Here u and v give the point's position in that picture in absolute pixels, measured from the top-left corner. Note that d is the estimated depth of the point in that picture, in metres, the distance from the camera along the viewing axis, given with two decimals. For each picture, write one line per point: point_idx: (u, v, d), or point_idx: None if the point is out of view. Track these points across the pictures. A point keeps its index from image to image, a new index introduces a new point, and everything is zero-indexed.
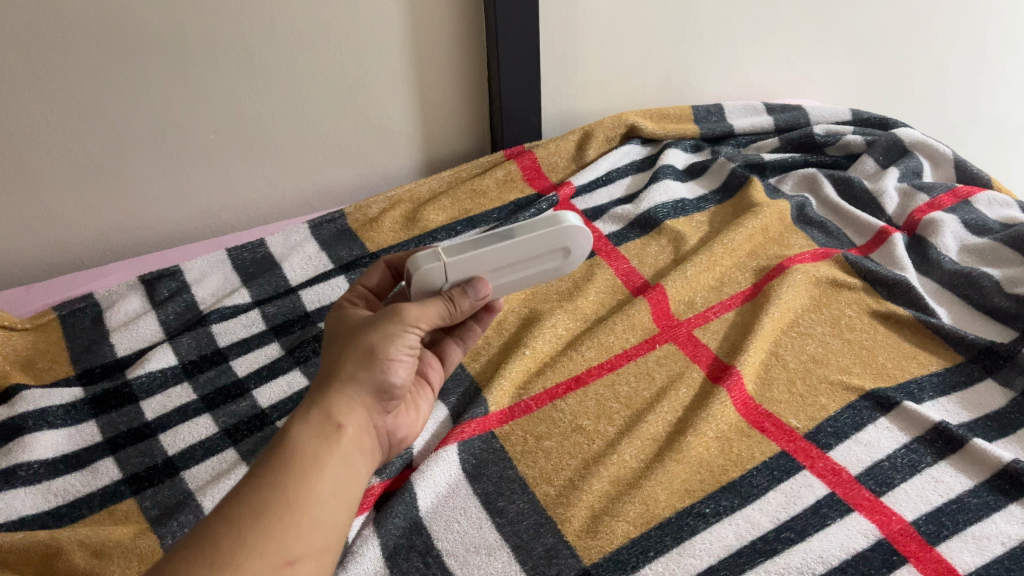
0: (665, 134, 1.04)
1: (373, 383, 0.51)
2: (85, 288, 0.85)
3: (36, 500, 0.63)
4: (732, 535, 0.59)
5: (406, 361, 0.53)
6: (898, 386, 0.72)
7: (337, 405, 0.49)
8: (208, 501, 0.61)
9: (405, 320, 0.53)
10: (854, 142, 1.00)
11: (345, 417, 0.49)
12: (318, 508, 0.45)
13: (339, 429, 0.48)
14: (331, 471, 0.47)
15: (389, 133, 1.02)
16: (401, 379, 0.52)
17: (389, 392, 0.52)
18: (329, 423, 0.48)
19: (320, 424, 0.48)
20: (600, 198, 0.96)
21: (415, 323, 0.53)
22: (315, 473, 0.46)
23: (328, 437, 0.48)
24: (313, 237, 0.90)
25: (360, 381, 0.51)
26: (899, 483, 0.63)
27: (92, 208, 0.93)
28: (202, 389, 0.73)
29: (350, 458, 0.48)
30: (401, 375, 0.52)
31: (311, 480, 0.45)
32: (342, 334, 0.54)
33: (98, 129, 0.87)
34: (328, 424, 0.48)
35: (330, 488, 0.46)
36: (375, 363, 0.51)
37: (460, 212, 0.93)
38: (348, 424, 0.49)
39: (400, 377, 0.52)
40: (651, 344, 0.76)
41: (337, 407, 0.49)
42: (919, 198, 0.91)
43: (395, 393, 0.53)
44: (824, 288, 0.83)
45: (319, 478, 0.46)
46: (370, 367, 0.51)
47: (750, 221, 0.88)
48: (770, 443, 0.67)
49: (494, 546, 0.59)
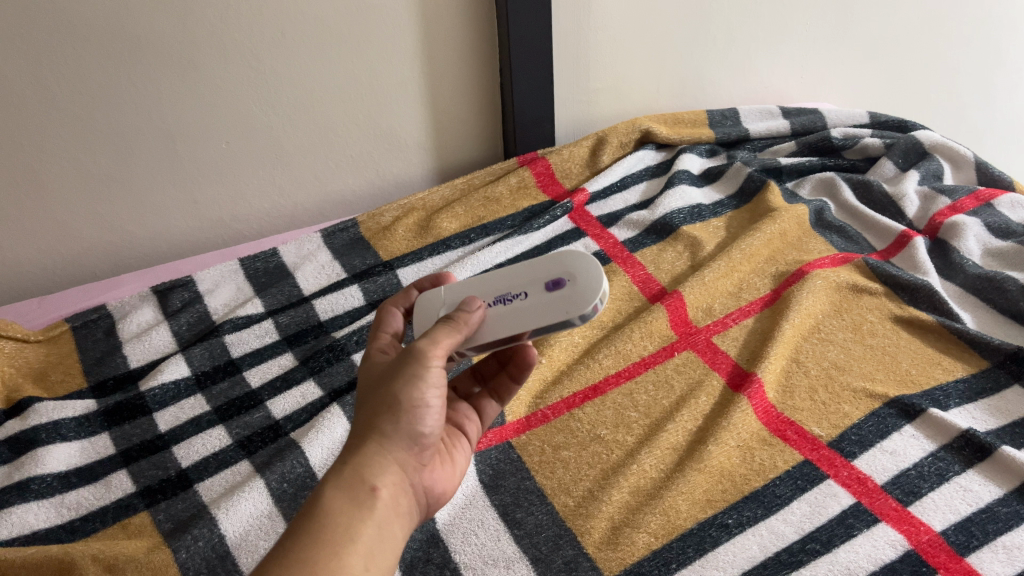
0: (680, 139, 1.02)
1: (401, 436, 0.48)
2: (97, 299, 0.85)
3: (49, 514, 0.63)
4: (756, 547, 0.58)
5: (436, 407, 0.49)
6: (922, 393, 0.70)
7: (369, 466, 0.46)
8: (222, 513, 0.61)
9: (424, 359, 0.48)
10: (872, 145, 0.98)
11: (379, 479, 0.46)
12: (350, 565, 0.42)
13: (373, 493, 0.45)
14: (363, 540, 0.44)
15: (401, 141, 1.01)
16: (431, 427, 0.49)
17: (420, 442, 0.49)
18: (361, 488, 0.45)
19: (352, 488, 0.45)
20: (614, 205, 0.95)
21: (435, 355, 0.49)
22: (346, 546, 0.43)
23: (360, 504, 0.45)
24: (325, 245, 0.89)
25: (388, 437, 0.47)
26: (926, 492, 0.62)
27: (104, 220, 0.92)
28: (216, 400, 0.73)
29: (386, 525, 0.45)
30: (430, 423, 0.49)
31: (341, 553, 0.42)
32: (371, 384, 0.51)
33: (109, 139, 0.87)
34: (360, 490, 0.45)
35: (362, 562, 0.43)
36: (401, 414, 0.48)
37: (473, 220, 0.92)
38: (381, 487, 0.46)
39: (429, 426, 0.49)
40: (670, 352, 0.75)
41: (370, 468, 0.46)
42: (941, 201, 0.90)
43: (426, 442, 0.49)
44: (844, 293, 0.81)
45: (350, 551, 0.43)
46: (397, 420, 0.48)
47: (768, 226, 0.86)
48: (791, 452, 0.66)
49: (512, 558, 0.58)
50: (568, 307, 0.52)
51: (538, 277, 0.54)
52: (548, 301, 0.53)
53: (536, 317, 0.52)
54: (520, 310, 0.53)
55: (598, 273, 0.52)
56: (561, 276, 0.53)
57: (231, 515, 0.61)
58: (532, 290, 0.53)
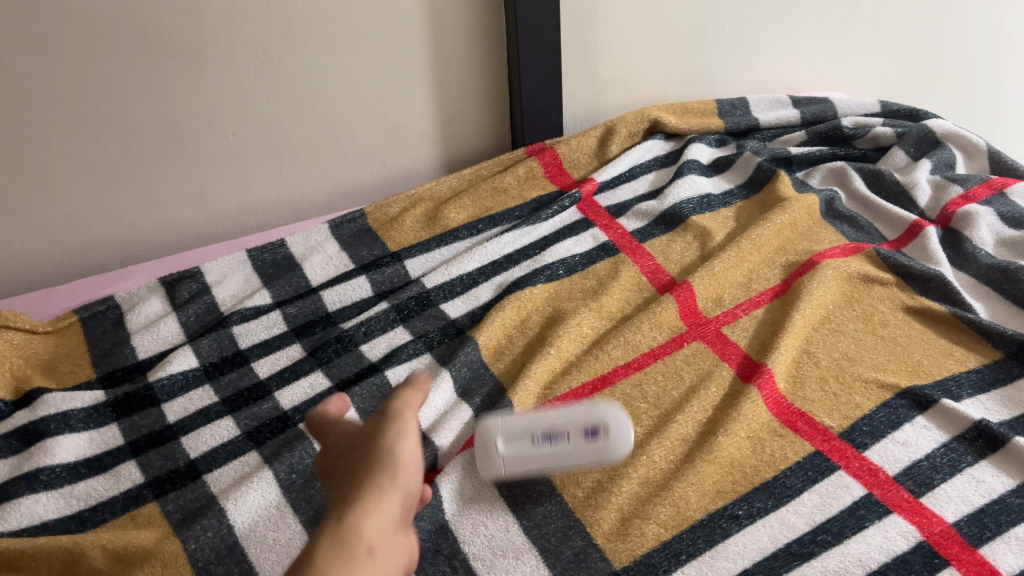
0: (689, 129, 1.02)
1: (395, 496, 0.39)
2: (105, 291, 0.85)
3: (58, 505, 0.63)
4: (766, 538, 0.58)
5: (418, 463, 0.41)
6: (935, 384, 0.70)
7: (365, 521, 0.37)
8: (231, 505, 0.62)
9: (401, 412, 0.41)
10: (884, 134, 0.98)
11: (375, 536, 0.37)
12: None
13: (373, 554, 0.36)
14: None
15: (409, 132, 1.01)
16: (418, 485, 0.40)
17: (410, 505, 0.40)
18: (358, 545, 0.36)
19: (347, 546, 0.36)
20: (623, 194, 0.94)
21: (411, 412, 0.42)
22: None
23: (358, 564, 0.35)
24: (333, 236, 0.88)
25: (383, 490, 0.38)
26: (939, 484, 0.61)
27: (111, 212, 0.92)
28: (224, 390, 0.73)
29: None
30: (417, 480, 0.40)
31: None
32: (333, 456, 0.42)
33: (116, 130, 0.86)
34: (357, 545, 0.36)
35: None
36: (389, 470, 0.39)
37: (481, 210, 0.91)
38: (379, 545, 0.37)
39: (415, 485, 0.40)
40: (679, 342, 0.75)
41: (366, 519, 0.37)
42: (953, 189, 0.89)
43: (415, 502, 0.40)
44: (855, 283, 0.80)
45: None
46: (386, 478, 0.39)
47: (779, 216, 0.86)
48: (802, 443, 0.65)
49: (521, 549, 0.59)
50: (604, 456, 0.55)
51: (574, 429, 0.54)
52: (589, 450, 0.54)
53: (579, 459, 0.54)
54: (566, 453, 0.54)
55: (624, 418, 0.55)
56: (599, 421, 0.54)
57: (241, 505, 0.62)
58: (576, 440, 0.54)
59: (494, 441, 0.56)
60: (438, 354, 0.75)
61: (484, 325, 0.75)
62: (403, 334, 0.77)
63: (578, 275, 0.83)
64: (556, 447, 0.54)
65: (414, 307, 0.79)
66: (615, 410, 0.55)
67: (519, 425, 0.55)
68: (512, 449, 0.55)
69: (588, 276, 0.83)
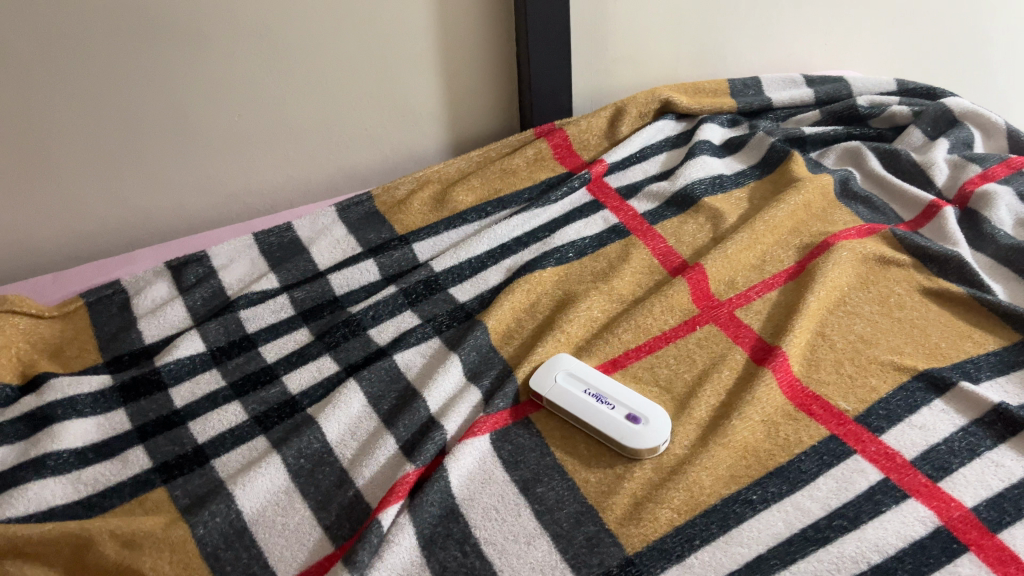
0: (701, 109, 1.00)
1: None
2: (111, 275, 0.84)
3: (66, 490, 0.63)
4: (781, 523, 0.57)
5: None
6: (953, 366, 0.68)
7: None
8: (239, 489, 0.61)
9: None
10: (900, 113, 0.96)
11: None
12: None
13: None
14: None
15: (416, 113, 0.99)
16: None
17: None
18: None
19: None
20: (634, 176, 0.93)
21: None
22: None
23: None
24: (340, 220, 0.87)
25: None
26: (957, 468, 0.60)
27: (116, 196, 0.92)
28: (231, 375, 0.72)
29: None
30: None
31: None
32: None
33: (120, 113, 0.85)
34: None
35: None
36: None
37: (490, 192, 0.90)
38: None
39: None
40: (692, 326, 0.74)
41: None
42: (971, 169, 0.87)
43: None
44: (871, 265, 0.79)
45: None
46: None
47: (792, 196, 0.84)
48: (818, 427, 0.64)
49: (533, 534, 0.58)
50: (628, 440, 0.62)
51: (630, 404, 0.65)
52: (618, 428, 0.63)
53: (603, 424, 0.64)
54: (602, 412, 0.64)
55: (666, 435, 0.63)
56: (646, 416, 0.64)
57: (248, 490, 0.61)
58: (617, 409, 0.65)
59: (558, 369, 0.68)
60: (447, 338, 0.74)
61: (494, 309, 0.74)
62: (412, 318, 0.76)
63: (588, 257, 0.82)
64: (601, 405, 0.65)
65: (423, 291, 0.79)
66: (667, 422, 0.64)
67: (584, 379, 0.67)
68: (564, 392, 0.66)
69: (598, 259, 0.82)
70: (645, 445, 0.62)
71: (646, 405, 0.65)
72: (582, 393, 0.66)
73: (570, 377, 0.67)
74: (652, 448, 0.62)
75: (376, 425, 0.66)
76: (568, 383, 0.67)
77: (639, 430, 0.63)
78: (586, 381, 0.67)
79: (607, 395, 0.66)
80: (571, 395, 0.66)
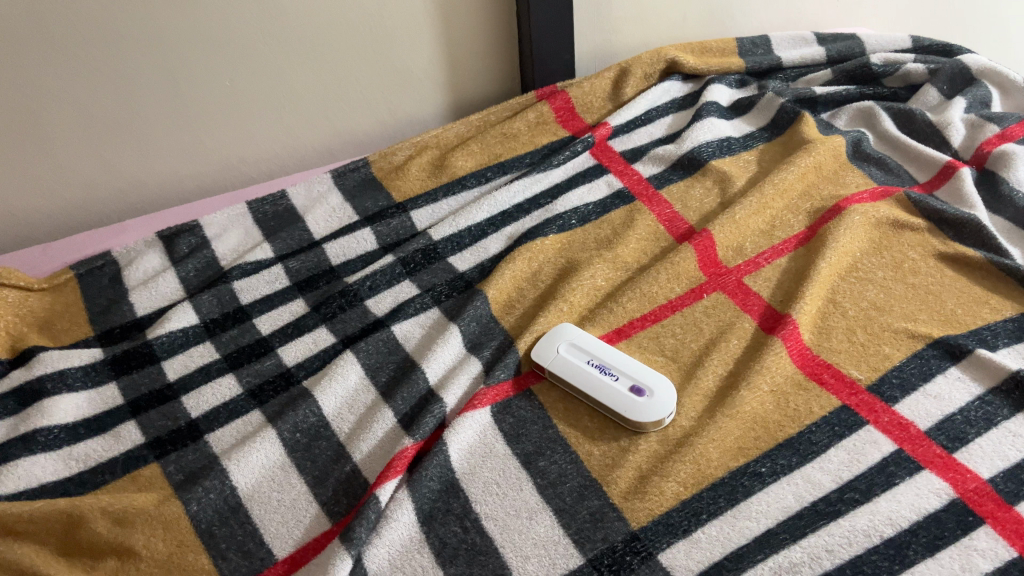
0: (708, 69, 0.97)
1: None
2: (102, 246, 0.82)
3: (57, 466, 0.62)
4: (791, 496, 0.56)
5: None
6: (969, 333, 0.66)
7: None
8: (233, 465, 0.60)
9: None
10: (915, 71, 0.92)
11: None
12: None
13: None
14: None
15: (413, 76, 0.96)
16: None
17: None
18: None
19: None
20: (639, 139, 0.90)
21: None
22: None
23: None
24: (336, 187, 0.84)
25: None
26: (973, 439, 0.58)
27: (107, 165, 0.89)
28: (225, 348, 0.70)
29: None
30: None
31: None
32: None
33: (110, 80, 0.82)
34: None
35: None
36: None
37: (490, 157, 0.88)
38: None
39: None
40: (698, 294, 0.71)
41: None
42: (989, 128, 0.84)
43: None
44: (884, 230, 0.77)
45: None
46: None
47: (802, 159, 0.81)
48: (829, 397, 0.62)
49: (535, 509, 0.57)
50: (635, 413, 0.60)
51: (636, 376, 0.63)
52: (624, 402, 0.61)
53: (608, 398, 0.62)
54: (605, 385, 0.62)
55: (671, 403, 0.61)
56: (650, 386, 0.62)
57: (243, 466, 0.60)
58: (622, 381, 0.63)
59: (560, 341, 0.66)
60: (446, 309, 0.72)
61: (494, 278, 0.72)
62: (410, 288, 0.74)
63: (592, 224, 0.79)
64: (604, 375, 0.63)
65: (421, 261, 0.76)
66: (670, 388, 0.62)
67: (587, 348, 0.65)
68: (567, 364, 0.64)
69: (602, 225, 0.79)
70: (652, 418, 0.60)
71: (651, 376, 0.63)
72: (585, 364, 0.64)
73: (572, 348, 0.65)
74: (659, 420, 0.60)
75: (374, 399, 0.65)
76: (571, 355, 0.65)
77: (644, 402, 0.61)
78: (590, 351, 0.65)
79: (611, 367, 0.64)
80: (574, 367, 0.64)
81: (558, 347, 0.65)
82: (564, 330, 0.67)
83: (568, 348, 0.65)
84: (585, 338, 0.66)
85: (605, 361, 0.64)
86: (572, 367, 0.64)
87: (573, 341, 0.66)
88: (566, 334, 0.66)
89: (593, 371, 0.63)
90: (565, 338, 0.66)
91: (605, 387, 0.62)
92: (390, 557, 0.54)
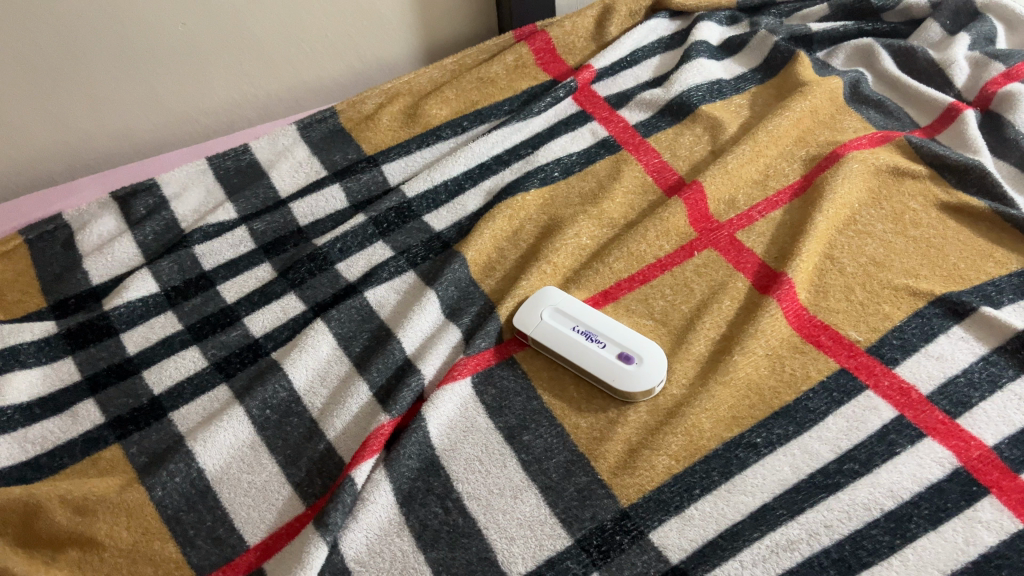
0: (696, 5, 0.91)
1: None
2: (54, 208, 0.77)
3: (11, 450, 0.58)
4: (787, 468, 0.53)
5: None
6: (972, 290, 0.63)
7: None
8: (199, 446, 0.56)
9: None
10: (916, 5, 0.87)
11: None
12: None
13: None
14: None
15: (381, 17, 0.90)
16: None
17: None
18: None
19: None
20: (624, 82, 0.85)
21: None
22: None
23: None
24: (302, 139, 0.79)
25: None
26: (977, 403, 0.55)
27: (55, 119, 0.83)
28: (188, 318, 0.66)
29: None
30: None
31: None
32: None
33: (54, 28, 0.76)
34: None
35: None
36: None
37: (466, 105, 0.82)
38: None
39: None
40: (689, 251, 0.68)
41: None
42: (994, 67, 0.79)
43: None
44: (883, 178, 0.73)
45: None
46: None
47: (797, 103, 0.77)
48: (827, 360, 0.59)
49: (519, 487, 0.54)
50: (623, 382, 0.57)
51: (624, 342, 0.59)
52: (611, 370, 0.58)
53: (595, 366, 0.58)
54: (591, 353, 0.59)
55: (661, 371, 0.58)
56: (638, 353, 0.59)
57: (209, 447, 0.56)
58: (609, 348, 0.59)
59: (545, 306, 0.62)
60: (423, 271, 0.68)
61: (473, 239, 0.68)
62: (383, 249, 0.70)
63: (575, 176, 0.75)
64: (591, 343, 0.60)
65: (394, 220, 0.72)
66: (661, 356, 0.59)
67: (573, 314, 0.61)
68: (551, 331, 0.60)
69: (586, 177, 0.75)
70: (642, 388, 0.57)
71: (639, 341, 0.59)
72: (571, 331, 0.60)
73: (557, 313, 0.62)
74: (648, 390, 0.57)
75: (347, 370, 0.61)
76: (555, 321, 0.61)
77: (633, 370, 0.58)
78: (575, 316, 0.61)
79: (598, 333, 0.60)
80: (559, 334, 0.60)
81: (542, 312, 0.62)
82: (548, 295, 0.63)
83: (552, 314, 0.62)
84: (570, 302, 0.62)
85: (592, 327, 0.60)
86: (557, 334, 0.60)
87: (557, 306, 0.62)
88: (551, 298, 0.63)
89: (579, 338, 0.60)
90: (549, 302, 0.62)
91: (592, 354, 0.59)
92: (368, 541, 0.51)
